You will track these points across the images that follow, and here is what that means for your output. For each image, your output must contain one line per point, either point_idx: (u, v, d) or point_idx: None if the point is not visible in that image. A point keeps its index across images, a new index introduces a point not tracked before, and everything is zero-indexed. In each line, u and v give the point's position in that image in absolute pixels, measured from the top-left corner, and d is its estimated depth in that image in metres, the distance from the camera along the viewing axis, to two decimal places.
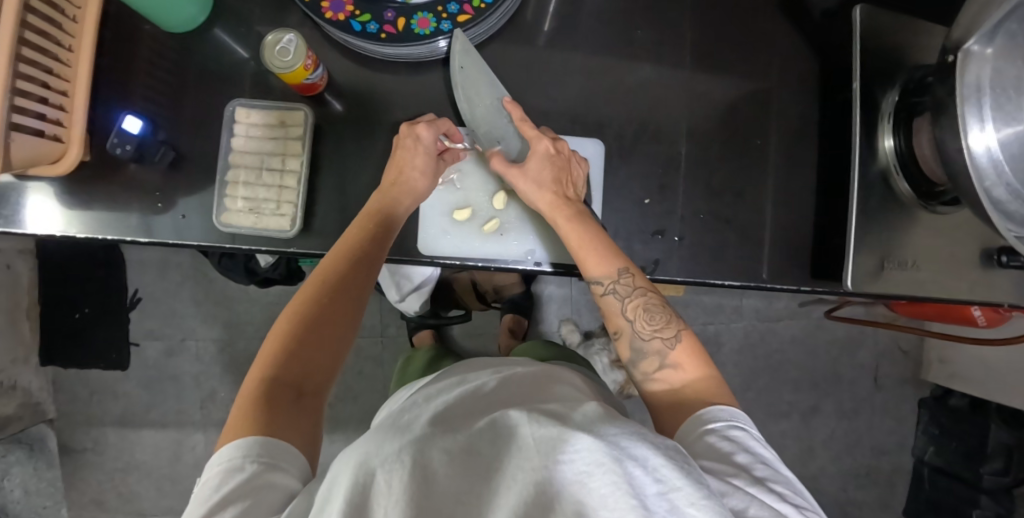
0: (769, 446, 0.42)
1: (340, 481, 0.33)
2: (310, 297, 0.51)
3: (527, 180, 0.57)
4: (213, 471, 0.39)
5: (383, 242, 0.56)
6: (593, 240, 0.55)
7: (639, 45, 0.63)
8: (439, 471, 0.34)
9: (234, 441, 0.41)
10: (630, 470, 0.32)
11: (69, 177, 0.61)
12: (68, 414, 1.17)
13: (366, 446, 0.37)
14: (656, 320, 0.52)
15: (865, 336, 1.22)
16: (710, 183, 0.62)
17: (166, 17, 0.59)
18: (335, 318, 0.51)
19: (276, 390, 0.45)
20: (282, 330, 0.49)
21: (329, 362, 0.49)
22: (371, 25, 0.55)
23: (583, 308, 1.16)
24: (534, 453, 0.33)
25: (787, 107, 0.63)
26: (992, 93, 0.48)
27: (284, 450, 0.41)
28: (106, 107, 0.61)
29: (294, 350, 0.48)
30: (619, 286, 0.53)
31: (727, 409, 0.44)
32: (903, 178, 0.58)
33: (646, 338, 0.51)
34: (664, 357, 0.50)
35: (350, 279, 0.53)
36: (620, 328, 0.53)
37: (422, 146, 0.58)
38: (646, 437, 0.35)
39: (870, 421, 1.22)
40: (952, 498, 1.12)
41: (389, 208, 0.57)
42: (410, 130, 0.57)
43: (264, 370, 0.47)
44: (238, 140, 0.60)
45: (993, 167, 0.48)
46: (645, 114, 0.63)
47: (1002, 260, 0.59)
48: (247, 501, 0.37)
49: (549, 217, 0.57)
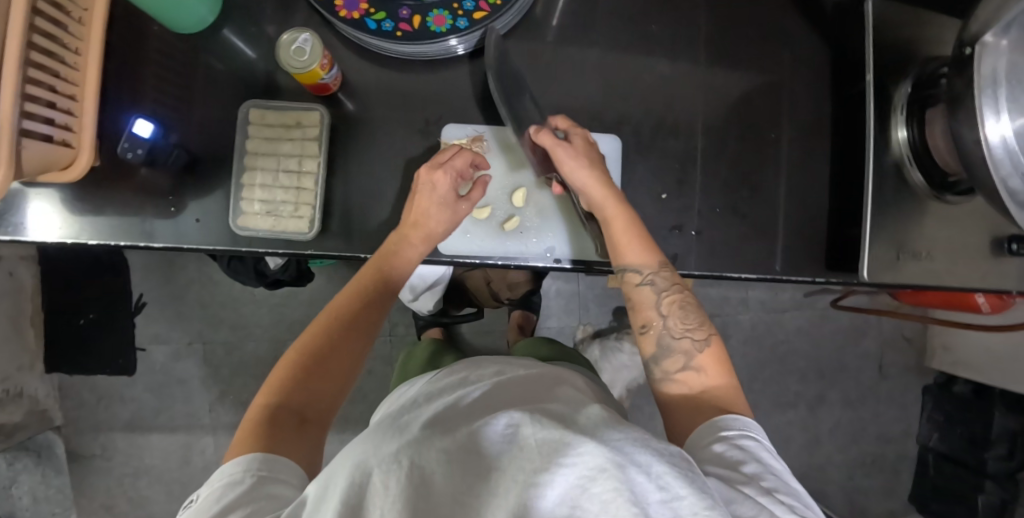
0: (780, 458, 0.42)
1: (338, 482, 0.34)
2: (322, 333, 0.52)
3: (575, 155, 0.56)
4: (214, 486, 0.39)
5: (396, 278, 0.57)
6: (638, 230, 0.56)
7: (654, 40, 0.63)
8: (436, 473, 0.33)
9: (236, 458, 0.41)
10: (632, 476, 0.31)
11: (79, 184, 0.60)
12: (75, 421, 1.16)
13: (363, 448, 0.38)
14: (691, 319, 0.52)
15: (869, 325, 1.23)
16: (726, 177, 0.63)
17: (178, 18, 0.58)
18: (344, 351, 0.51)
19: (282, 416, 0.45)
20: (291, 359, 0.50)
21: (334, 392, 0.49)
22: (386, 23, 0.55)
23: (591, 303, 1.16)
24: (536, 455, 0.32)
25: (799, 99, 0.64)
26: (1008, 85, 0.49)
27: (283, 465, 0.41)
28: (117, 111, 0.61)
29: (303, 378, 0.48)
30: (657, 279, 0.54)
31: (741, 418, 0.44)
32: (916, 169, 0.59)
33: (676, 335, 0.52)
34: (689, 358, 0.50)
35: (360, 316, 0.54)
36: (649, 321, 0.53)
37: (439, 194, 0.57)
38: (650, 444, 0.34)
39: (875, 409, 1.24)
40: (957, 484, 1.13)
41: (398, 246, 0.57)
42: (428, 176, 0.57)
43: (267, 397, 0.47)
44: (253, 142, 0.59)
45: (1010, 157, 0.48)
46: (661, 108, 0.63)
47: (1012, 247, 0.59)
48: (250, 506, 0.36)
49: (599, 197, 0.56)
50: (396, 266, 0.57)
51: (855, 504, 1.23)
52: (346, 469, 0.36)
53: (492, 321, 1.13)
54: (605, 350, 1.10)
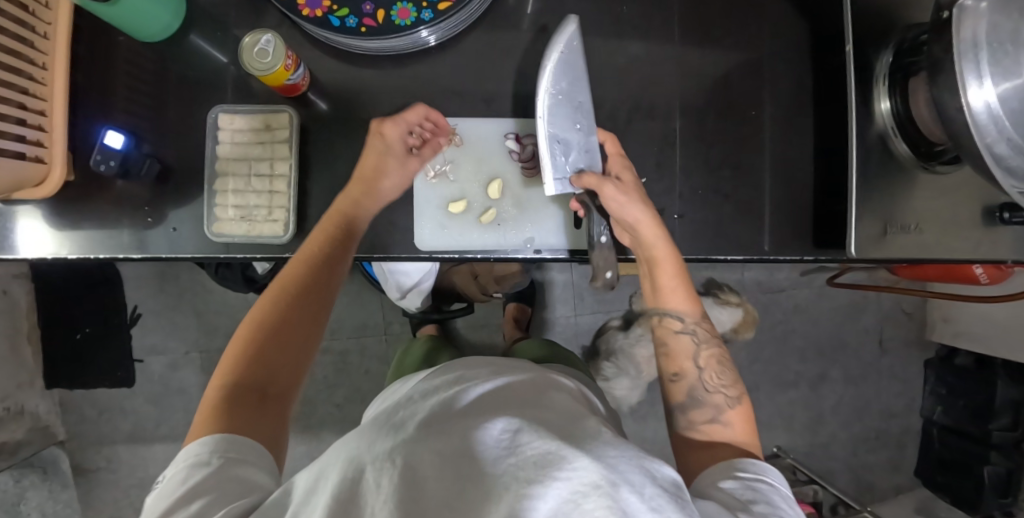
0: (797, 509, 0.40)
1: (330, 478, 0.34)
2: (272, 307, 0.50)
3: (629, 192, 0.55)
4: (179, 467, 0.38)
5: (347, 243, 0.55)
6: (682, 278, 0.55)
7: (627, 22, 0.62)
8: (426, 473, 0.32)
9: (199, 439, 0.40)
10: (624, 496, 0.29)
11: (54, 200, 0.59)
12: (79, 435, 1.15)
13: (357, 444, 0.37)
14: (725, 376, 0.52)
15: (868, 300, 1.22)
16: (708, 158, 0.62)
17: (130, 21, 0.55)
18: (301, 322, 0.50)
19: (240, 395, 0.44)
20: (242, 338, 0.48)
21: (295, 363, 0.48)
22: (350, 19, 0.55)
23: (585, 291, 1.15)
24: (530, 463, 0.30)
25: (778, 75, 0.62)
26: (989, 48, 0.47)
27: (243, 444, 0.40)
28: (87, 124, 0.60)
29: (258, 353, 0.47)
30: (697, 330, 0.54)
31: (760, 465, 0.43)
32: (902, 140, 0.58)
33: (710, 389, 0.51)
34: (718, 412, 0.50)
35: (315, 284, 0.52)
36: (682, 370, 0.53)
37: (389, 148, 0.57)
38: (645, 464, 0.33)
39: (878, 385, 1.23)
40: (963, 456, 1.11)
41: (354, 209, 0.56)
42: (378, 130, 0.57)
43: (226, 375, 0.45)
44: (224, 147, 0.59)
45: (994, 123, 0.47)
46: (638, 91, 0.62)
47: (1004, 216, 0.58)
48: (213, 492, 0.35)
49: (649, 236, 0.55)
50: (349, 228, 0.56)
51: (861, 481, 1.23)
52: (338, 464, 0.35)
53: (487, 315, 1.12)
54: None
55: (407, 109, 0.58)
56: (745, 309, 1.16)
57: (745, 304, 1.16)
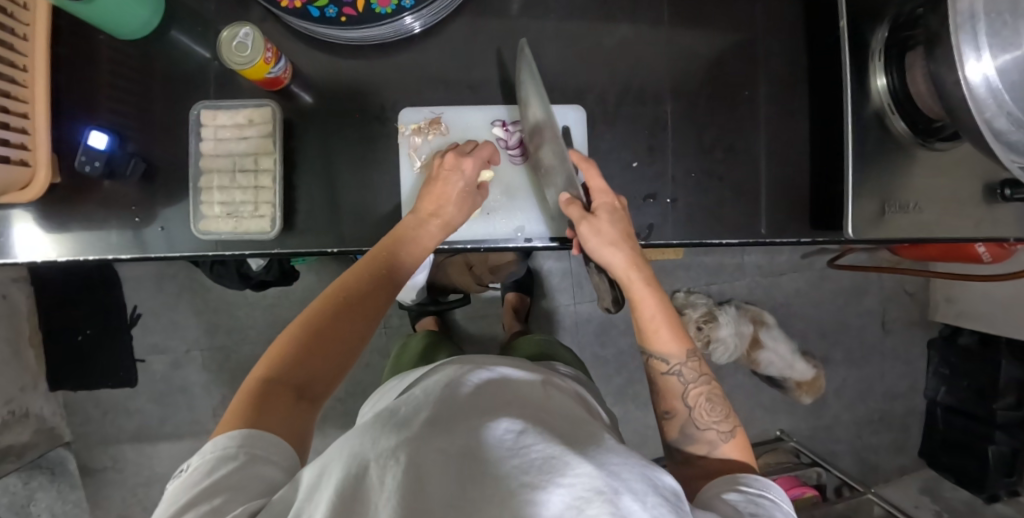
0: None
1: (332, 473, 0.32)
2: (327, 310, 0.49)
3: (599, 233, 0.52)
4: (205, 458, 0.38)
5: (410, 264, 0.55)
6: (666, 317, 0.51)
7: (614, 4, 0.61)
8: (431, 471, 0.29)
9: (227, 432, 0.39)
10: (626, 505, 0.28)
11: (42, 202, 0.58)
12: (85, 435, 1.16)
13: (361, 438, 0.34)
14: (716, 411, 0.49)
15: (869, 282, 1.21)
16: (701, 140, 0.61)
17: (109, 20, 0.54)
18: (348, 332, 0.48)
19: (274, 391, 0.43)
20: (292, 333, 0.47)
21: (335, 370, 0.47)
22: (329, 9, 0.54)
23: (584, 280, 1.15)
24: (535, 469, 0.29)
25: (772, 54, 0.61)
26: (987, 19, 0.46)
27: (273, 443, 0.39)
28: (71, 124, 0.59)
29: (304, 352, 0.46)
30: (684, 369, 0.50)
31: (763, 480, 0.42)
32: (899, 117, 0.57)
33: (701, 426, 0.49)
34: (713, 448, 0.48)
35: (374, 300, 0.51)
36: (674, 409, 0.50)
37: (466, 188, 0.57)
38: (647, 471, 0.32)
39: (881, 367, 1.22)
40: (967, 436, 1.11)
41: (415, 231, 0.55)
42: (457, 164, 0.56)
43: (265, 367, 0.45)
44: (207, 144, 0.58)
45: (992, 96, 0.46)
46: (628, 73, 0.61)
47: (1005, 193, 0.57)
48: (239, 488, 0.35)
49: (624, 278, 0.53)
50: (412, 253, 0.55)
51: (865, 463, 1.22)
52: (341, 460, 0.32)
53: (486, 305, 1.11)
54: (777, 330, 1.13)
55: (473, 143, 0.59)
56: (817, 374, 1.16)
57: (820, 370, 1.16)
